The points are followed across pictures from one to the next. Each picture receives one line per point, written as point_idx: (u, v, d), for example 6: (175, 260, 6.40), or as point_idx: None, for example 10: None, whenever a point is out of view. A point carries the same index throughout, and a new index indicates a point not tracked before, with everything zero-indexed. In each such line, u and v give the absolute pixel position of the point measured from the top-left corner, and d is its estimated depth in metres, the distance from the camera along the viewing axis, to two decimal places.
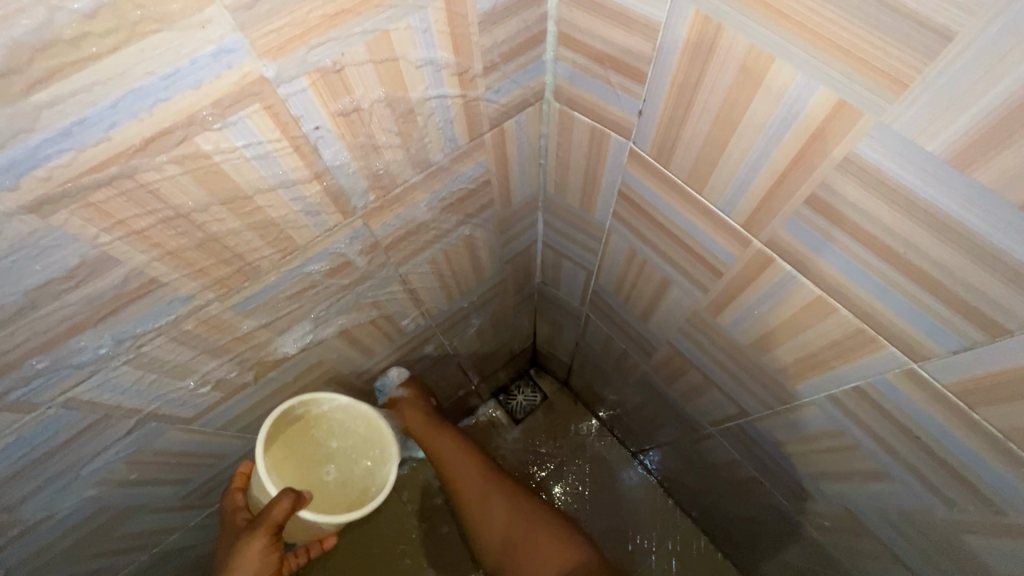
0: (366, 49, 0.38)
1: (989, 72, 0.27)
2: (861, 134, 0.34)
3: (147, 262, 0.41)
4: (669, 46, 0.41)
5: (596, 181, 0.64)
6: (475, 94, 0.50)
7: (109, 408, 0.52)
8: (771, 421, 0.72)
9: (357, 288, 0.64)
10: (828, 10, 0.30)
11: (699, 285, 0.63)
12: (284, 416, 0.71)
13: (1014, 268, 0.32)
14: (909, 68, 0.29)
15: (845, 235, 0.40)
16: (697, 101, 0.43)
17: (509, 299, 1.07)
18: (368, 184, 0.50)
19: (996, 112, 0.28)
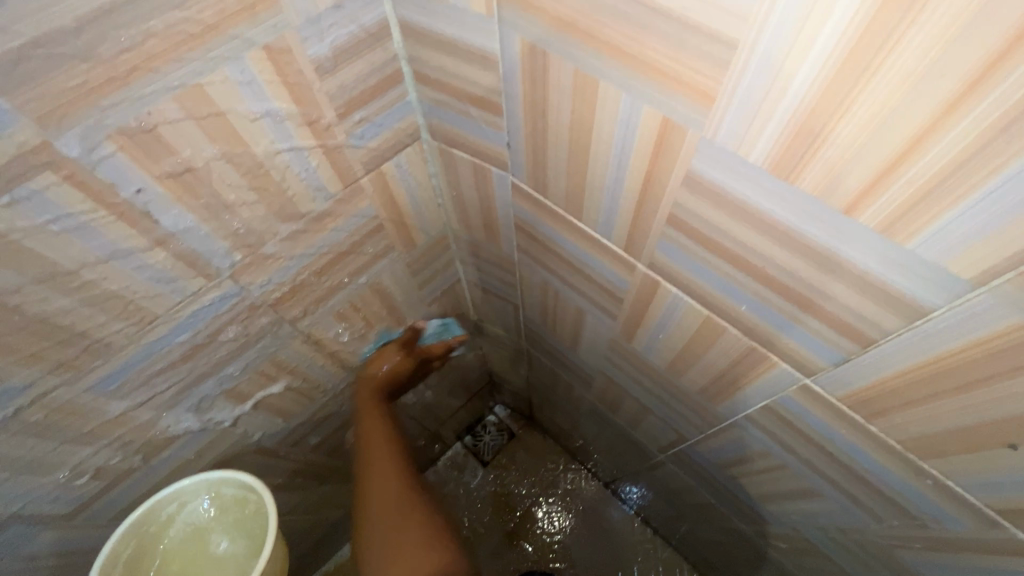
0: (177, 105, 0.35)
1: (778, 76, 0.25)
2: (691, 151, 0.32)
3: None
4: (511, 76, 0.40)
5: (492, 216, 0.62)
6: (336, 142, 0.48)
7: None
8: (707, 445, 0.69)
9: (249, 352, 0.60)
10: (625, 27, 0.29)
11: (609, 312, 0.61)
12: (143, 525, 0.59)
13: (861, 273, 0.30)
14: (711, 80, 0.28)
15: (710, 254, 0.38)
16: (551, 128, 0.41)
17: (445, 342, 1.03)
18: (230, 244, 0.47)
19: (797, 116, 0.26)
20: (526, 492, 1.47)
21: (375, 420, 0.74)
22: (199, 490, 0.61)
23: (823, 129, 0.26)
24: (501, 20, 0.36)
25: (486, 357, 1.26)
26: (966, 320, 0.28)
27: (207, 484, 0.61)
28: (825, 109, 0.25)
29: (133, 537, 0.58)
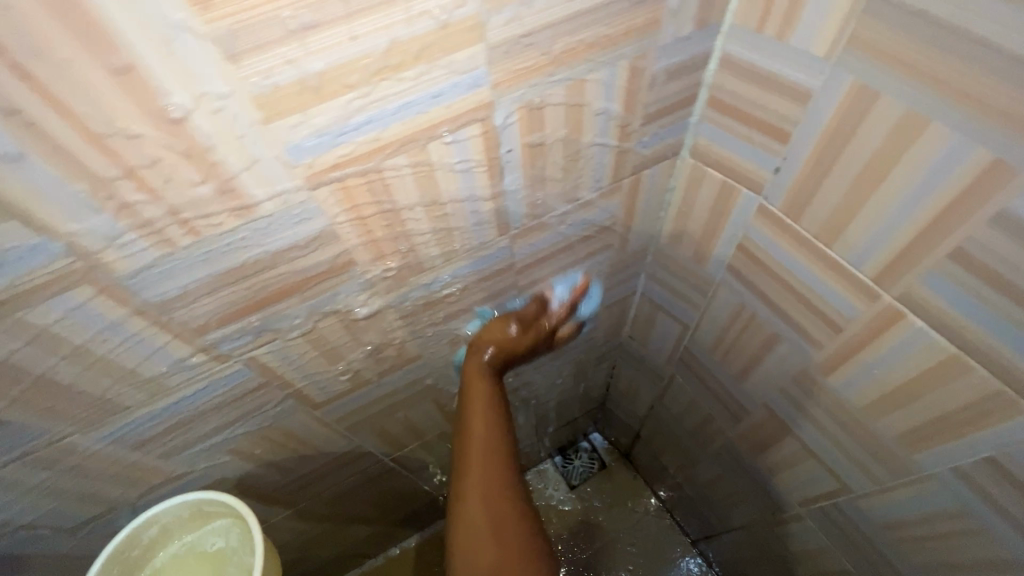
0: (564, 92, 0.46)
1: None
2: (1018, 192, 0.37)
3: (354, 246, 0.49)
4: (823, 109, 0.47)
5: (713, 235, 0.69)
6: (628, 144, 0.57)
7: (269, 378, 0.59)
8: (879, 501, 0.70)
9: (482, 306, 0.70)
10: (992, 78, 0.36)
11: (813, 342, 0.64)
12: (125, 551, 0.61)
13: None
14: None
15: (991, 290, 0.43)
16: (844, 158, 0.48)
17: (592, 351, 1.09)
18: (526, 210, 0.58)
19: None
20: (613, 522, 1.48)
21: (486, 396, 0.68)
22: (183, 510, 0.64)
23: None
24: (841, 62, 0.43)
25: (615, 377, 1.30)
26: None
27: (200, 505, 0.64)
28: None
29: (116, 563, 0.61)
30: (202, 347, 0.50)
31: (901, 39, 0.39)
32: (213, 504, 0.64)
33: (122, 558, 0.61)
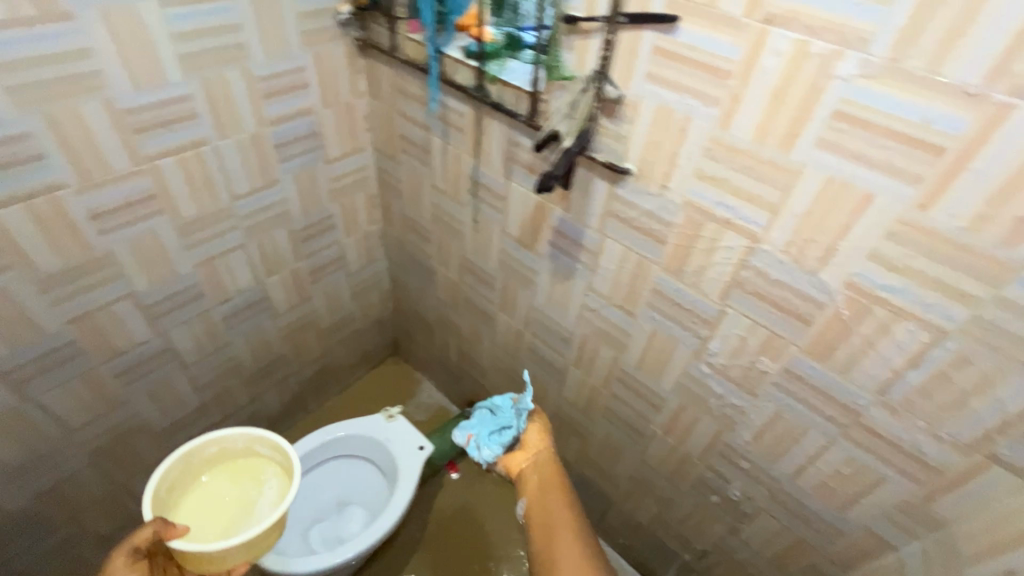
0: (652, 333, 1.08)
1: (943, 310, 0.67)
2: (864, 336, 0.76)
3: (640, 237, 0.97)
4: (841, 206, 0.70)
5: (970, 498, 0.77)
6: (656, 364, 1.12)
7: (575, 224, 1.08)
8: None
9: (620, 379, 1.23)
10: (894, 305, 0.71)
11: (915, 480, 0.82)
12: (188, 457, 1.00)
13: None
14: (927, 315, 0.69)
15: (895, 435, 0.81)
16: (845, 343, 0.79)
17: (595, 422, 1.41)
18: (652, 307, 1.05)
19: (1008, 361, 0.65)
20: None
21: (548, 471, 1.16)
22: (238, 440, 1.06)
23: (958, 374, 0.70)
24: (896, 185, 0.64)
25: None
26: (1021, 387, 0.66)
27: (279, 456, 1.05)
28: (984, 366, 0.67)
29: (180, 461, 0.98)
30: (573, 216, 1.08)
31: None
32: (266, 442, 1.05)
33: (186, 459, 1.00)
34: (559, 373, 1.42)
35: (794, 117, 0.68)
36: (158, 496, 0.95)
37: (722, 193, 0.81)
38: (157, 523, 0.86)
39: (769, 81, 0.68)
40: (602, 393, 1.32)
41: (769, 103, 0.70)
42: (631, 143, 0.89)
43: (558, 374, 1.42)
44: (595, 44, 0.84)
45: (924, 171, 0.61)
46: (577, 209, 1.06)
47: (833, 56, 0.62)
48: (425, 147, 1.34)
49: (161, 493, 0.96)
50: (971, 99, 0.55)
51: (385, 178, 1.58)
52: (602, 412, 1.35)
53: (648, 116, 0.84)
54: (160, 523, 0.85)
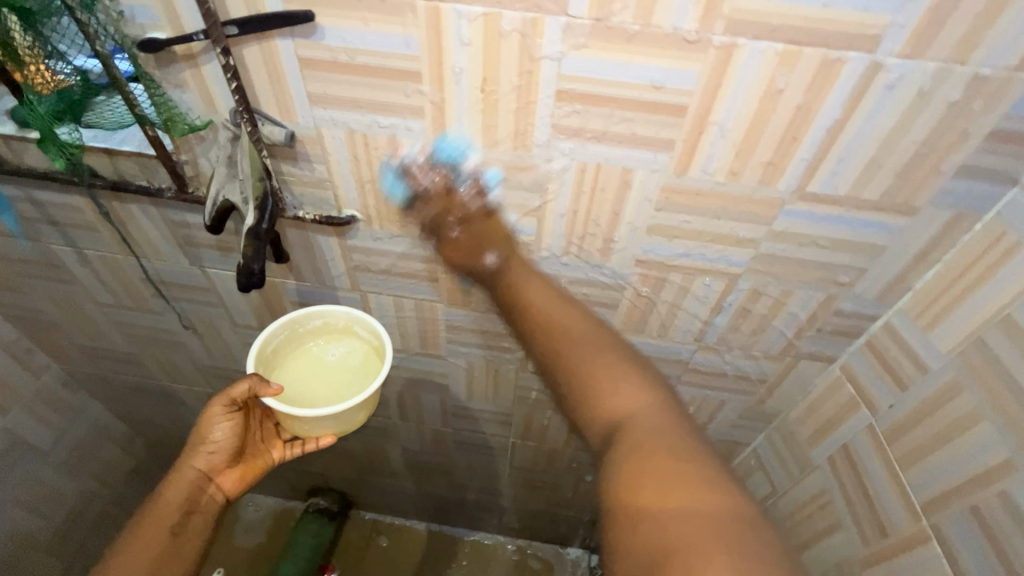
0: (467, 365, 0.92)
1: (727, 256, 0.64)
2: (667, 301, 0.71)
3: (404, 282, 0.77)
4: (603, 191, 0.59)
5: (790, 391, 0.82)
6: (486, 390, 0.98)
7: (319, 291, 0.82)
8: (783, 496, 0.89)
9: (457, 414, 1.07)
10: (685, 265, 0.66)
11: (746, 393, 0.86)
12: (295, 325, 0.77)
13: (816, 278, 0.64)
14: (717, 264, 0.65)
15: (720, 368, 0.82)
16: (654, 312, 0.74)
17: (453, 457, 1.24)
18: (456, 341, 0.88)
19: (788, 277, 0.65)
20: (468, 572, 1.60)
21: (577, 322, 0.67)
22: (340, 318, 0.78)
23: (753, 303, 0.69)
24: (651, 155, 0.55)
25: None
26: (805, 297, 0.67)
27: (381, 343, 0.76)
28: (772, 290, 0.67)
29: (287, 328, 0.77)
30: (311, 284, 0.81)
31: (763, 16, 0.43)
32: (368, 325, 0.76)
33: (292, 329, 0.77)
34: (391, 433, 1.19)
35: (517, 108, 0.53)
36: (264, 354, 0.75)
37: (472, 212, 0.64)
38: (253, 379, 0.72)
39: (469, 73, 0.51)
40: (446, 433, 1.14)
41: (481, 100, 0.53)
42: (338, 187, 0.64)
43: (390, 435, 1.19)
44: (215, 72, 0.55)
45: (673, 135, 0.52)
46: (313, 275, 0.79)
47: (531, 27, 0.47)
48: (47, 264, 0.87)
49: (266, 352, 0.75)
50: (694, 48, 0.46)
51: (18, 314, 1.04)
52: (455, 446, 1.19)
53: (341, 151, 0.60)
54: (258, 381, 0.71)
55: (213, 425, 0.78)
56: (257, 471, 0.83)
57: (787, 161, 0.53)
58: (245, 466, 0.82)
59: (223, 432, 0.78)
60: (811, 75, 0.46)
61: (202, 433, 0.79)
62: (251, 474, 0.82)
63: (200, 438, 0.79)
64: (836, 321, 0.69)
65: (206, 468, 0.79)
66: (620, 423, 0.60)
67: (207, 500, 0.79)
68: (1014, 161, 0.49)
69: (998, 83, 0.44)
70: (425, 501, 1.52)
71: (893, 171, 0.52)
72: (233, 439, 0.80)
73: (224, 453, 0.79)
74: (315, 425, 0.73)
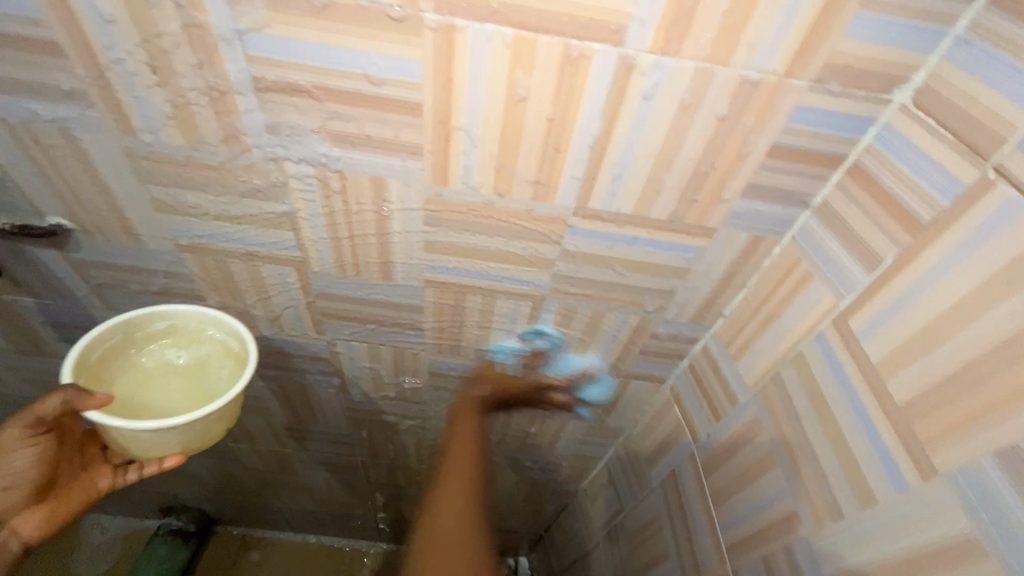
0: (281, 386, 0.80)
1: (522, 276, 0.55)
2: (474, 321, 0.62)
3: (166, 302, 0.63)
4: (358, 203, 0.48)
5: (628, 409, 0.77)
6: (311, 411, 0.86)
7: (67, 311, 0.67)
8: (628, 515, 0.84)
9: (291, 434, 0.95)
10: (482, 284, 0.56)
11: (586, 411, 0.79)
12: (130, 328, 0.58)
13: (624, 300, 0.57)
14: (516, 286, 0.56)
15: (553, 389, 0.74)
16: (464, 333, 0.64)
17: (306, 475, 1.12)
18: (258, 363, 0.75)
19: (596, 299, 0.57)
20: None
21: (455, 490, 0.60)
22: (189, 321, 0.60)
23: (567, 325, 0.62)
24: (399, 164, 0.44)
25: (557, 520, 1.14)
26: (619, 321, 0.60)
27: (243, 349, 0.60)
28: (583, 312, 0.59)
29: (117, 333, 0.57)
30: (52, 302, 0.65)
31: None
32: (225, 326, 0.60)
33: (126, 333, 0.58)
34: (227, 453, 1.06)
35: (212, 105, 0.41)
36: (84, 366, 0.55)
37: (211, 223, 0.52)
38: (71, 391, 0.52)
39: (128, 51, 0.38)
40: (288, 453, 1.02)
41: (160, 85, 0.40)
42: (25, 190, 0.50)
43: (226, 455, 1.06)
44: None
45: (417, 140, 0.42)
46: (50, 293, 0.64)
47: None
48: None
49: (88, 361, 0.55)
50: (404, 29, 0.35)
51: None
52: (302, 464, 1.07)
53: (7, 144, 0.46)
54: (77, 393, 0.51)
55: (5, 453, 0.56)
56: (72, 506, 0.63)
57: (558, 176, 0.44)
58: (58, 501, 0.62)
59: (26, 461, 0.58)
60: (555, 76, 0.37)
61: None
62: (66, 510, 0.63)
63: None
64: (656, 344, 0.63)
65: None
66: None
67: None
68: (798, 180, 0.43)
69: (767, 91, 0.37)
70: (293, 517, 1.40)
71: (675, 191, 0.44)
72: (37, 471, 0.59)
73: (24, 486, 0.59)
74: (152, 441, 0.54)
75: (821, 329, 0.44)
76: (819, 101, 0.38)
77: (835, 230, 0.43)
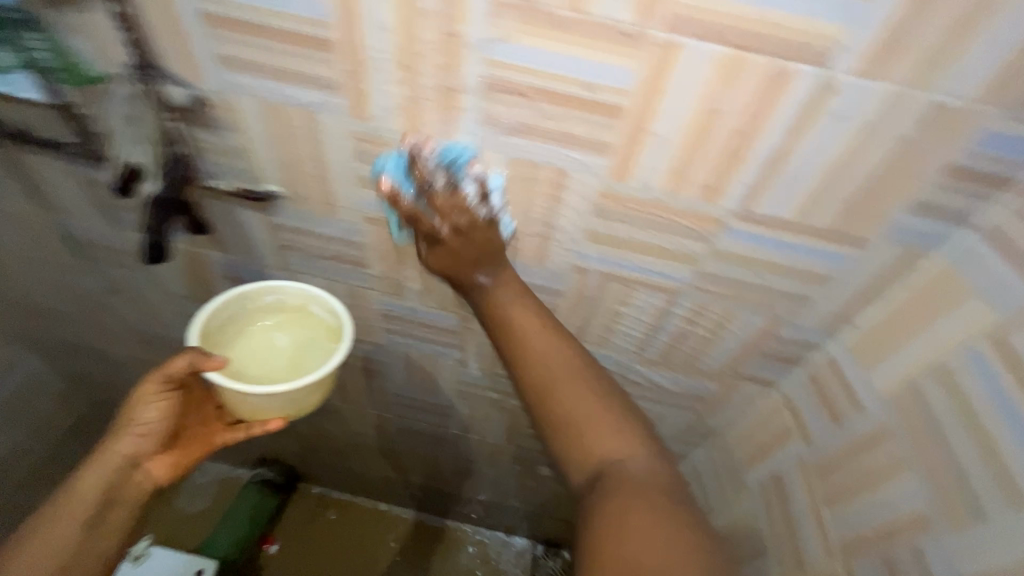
0: (405, 354, 0.88)
1: (667, 271, 0.60)
2: (607, 309, 0.67)
3: (334, 266, 0.72)
4: (537, 192, 0.54)
5: (730, 410, 0.79)
6: (425, 380, 0.94)
7: (247, 267, 0.77)
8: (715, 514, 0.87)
9: (398, 401, 1.04)
10: (626, 275, 0.62)
11: (687, 408, 0.83)
12: (245, 301, 0.66)
13: (759, 302, 0.61)
14: (658, 279, 0.61)
15: (661, 383, 0.78)
16: (594, 319, 0.70)
17: (397, 441, 1.21)
18: (393, 330, 0.83)
19: (732, 298, 0.61)
20: (410, 552, 1.59)
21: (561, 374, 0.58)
22: (292, 296, 0.68)
23: (695, 321, 0.66)
24: (586, 158, 0.50)
25: None
26: (748, 322, 0.64)
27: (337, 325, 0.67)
28: (715, 310, 0.63)
29: (233, 305, 0.66)
30: (238, 258, 0.76)
31: (705, 18, 0.39)
32: (325, 304, 0.67)
33: (240, 305, 0.66)
34: (333, 413, 1.16)
35: (440, 99, 0.48)
36: (207, 332, 0.64)
37: None
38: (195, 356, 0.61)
39: (387, 51, 0.46)
40: (388, 418, 1.11)
41: (403, 79, 0.48)
42: (256, 160, 0.59)
43: (332, 414, 1.16)
44: (105, 21, 0.49)
45: (609, 139, 0.48)
46: (239, 250, 0.74)
47: (453, 8, 0.42)
48: None
49: (209, 328, 0.65)
50: (630, 43, 0.41)
51: None
52: (397, 431, 1.16)
53: (257, 121, 0.55)
54: (200, 356, 0.60)
55: (144, 404, 0.66)
56: (191, 456, 0.72)
57: (728, 180, 0.49)
58: (181, 451, 0.71)
59: (158, 412, 0.67)
60: (755, 92, 0.42)
61: (126, 415, 0.66)
62: (187, 460, 0.72)
63: (128, 419, 0.66)
64: (778, 348, 0.66)
65: (132, 453, 0.66)
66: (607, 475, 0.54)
67: (133, 488, 0.67)
68: (967, 200, 0.46)
69: (956, 116, 0.40)
70: (370, 482, 1.50)
71: (840, 202, 0.48)
72: (167, 422, 0.68)
73: (156, 436, 0.68)
74: (259, 405, 0.62)
75: (973, 343, 0.47)
76: (1006, 128, 0.40)
77: (1000, 250, 0.45)
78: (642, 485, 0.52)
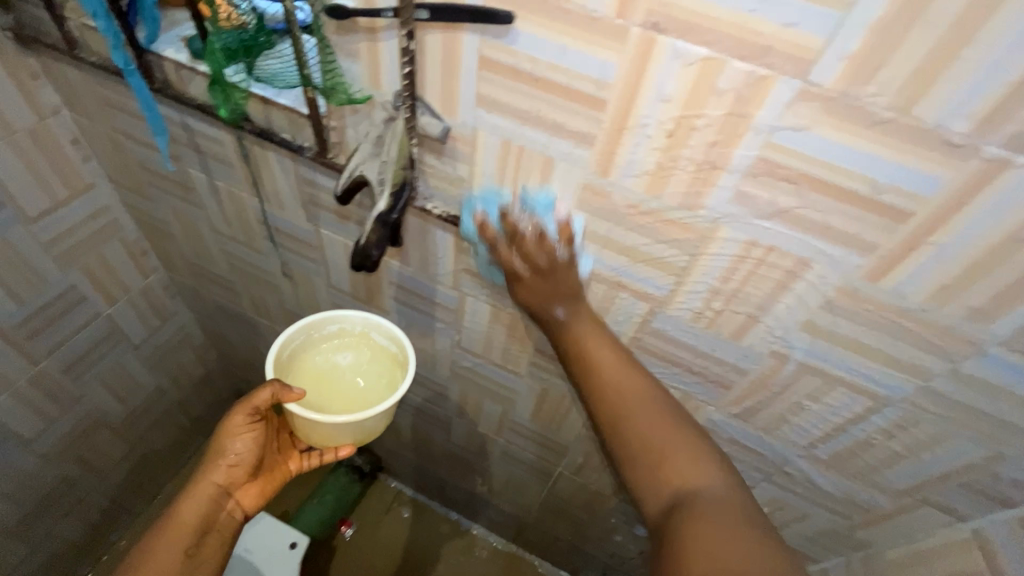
0: (543, 389, 0.88)
1: (885, 379, 0.55)
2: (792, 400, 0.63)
3: (508, 297, 0.73)
4: (767, 275, 0.52)
5: (896, 531, 0.72)
6: (552, 417, 0.93)
7: (420, 280, 0.80)
8: None
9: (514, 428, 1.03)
10: (832, 372, 0.57)
11: (841, 515, 0.76)
12: (313, 331, 0.72)
13: (988, 433, 0.54)
14: (870, 384, 0.56)
15: (821, 483, 0.72)
16: (771, 405, 0.65)
17: (494, 463, 1.21)
18: (540, 366, 0.83)
19: (954, 421, 0.55)
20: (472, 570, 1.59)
21: (629, 395, 0.61)
22: (356, 324, 0.73)
23: (894, 434, 0.60)
24: (840, 255, 0.47)
25: None
26: (962, 449, 0.57)
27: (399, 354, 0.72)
28: (925, 428, 0.57)
29: (303, 333, 0.71)
30: (415, 271, 0.79)
31: None
32: (387, 333, 0.72)
33: (309, 334, 0.71)
34: (441, 422, 1.18)
35: (698, 170, 0.47)
36: (281, 361, 0.69)
37: (607, 253, 0.59)
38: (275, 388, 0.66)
39: (660, 121, 0.45)
40: (497, 441, 1.11)
41: (665, 148, 0.47)
42: (475, 191, 0.61)
43: (441, 424, 1.18)
44: (391, 51, 0.52)
45: (878, 240, 0.44)
46: (419, 264, 0.77)
47: (754, 90, 0.40)
48: (184, 185, 0.91)
49: (282, 357, 0.69)
50: (952, 153, 0.38)
51: (146, 220, 1.10)
52: (499, 454, 1.16)
53: (493, 159, 0.56)
54: (281, 388, 0.65)
55: (233, 435, 0.70)
56: (272, 485, 0.75)
57: (1009, 308, 0.44)
58: (265, 479, 0.74)
59: (245, 445, 0.71)
60: None
61: (216, 448, 0.70)
62: (269, 489, 0.75)
63: (219, 451, 0.70)
64: (989, 485, 0.58)
65: (225, 482, 0.70)
66: (683, 498, 0.56)
67: (225, 518, 0.70)
68: None
69: None
70: (451, 491, 1.51)
71: None
72: (254, 452, 0.72)
73: (245, 466, 0.71)
74: (331, 433, 0.67)
75: None
76: None
77: None
78: (717, 493, 0.55)
